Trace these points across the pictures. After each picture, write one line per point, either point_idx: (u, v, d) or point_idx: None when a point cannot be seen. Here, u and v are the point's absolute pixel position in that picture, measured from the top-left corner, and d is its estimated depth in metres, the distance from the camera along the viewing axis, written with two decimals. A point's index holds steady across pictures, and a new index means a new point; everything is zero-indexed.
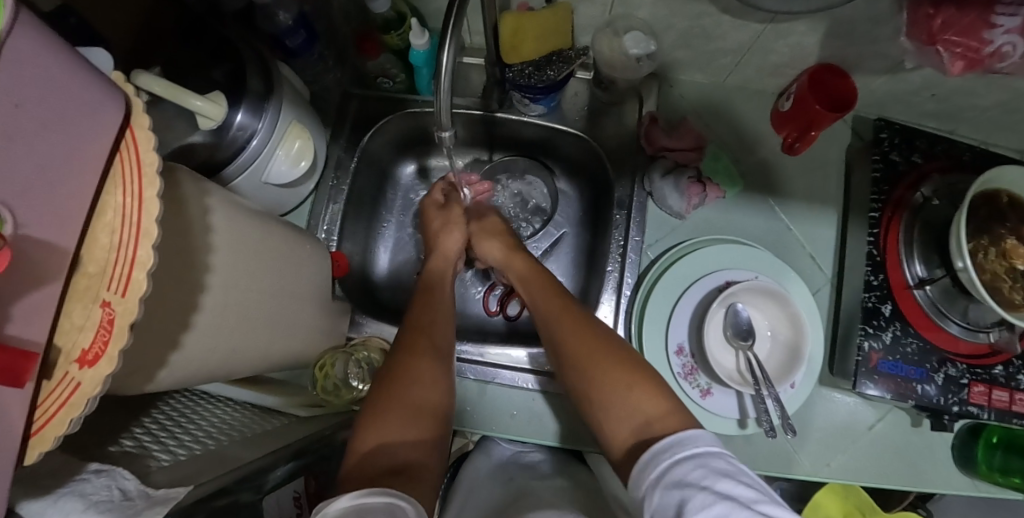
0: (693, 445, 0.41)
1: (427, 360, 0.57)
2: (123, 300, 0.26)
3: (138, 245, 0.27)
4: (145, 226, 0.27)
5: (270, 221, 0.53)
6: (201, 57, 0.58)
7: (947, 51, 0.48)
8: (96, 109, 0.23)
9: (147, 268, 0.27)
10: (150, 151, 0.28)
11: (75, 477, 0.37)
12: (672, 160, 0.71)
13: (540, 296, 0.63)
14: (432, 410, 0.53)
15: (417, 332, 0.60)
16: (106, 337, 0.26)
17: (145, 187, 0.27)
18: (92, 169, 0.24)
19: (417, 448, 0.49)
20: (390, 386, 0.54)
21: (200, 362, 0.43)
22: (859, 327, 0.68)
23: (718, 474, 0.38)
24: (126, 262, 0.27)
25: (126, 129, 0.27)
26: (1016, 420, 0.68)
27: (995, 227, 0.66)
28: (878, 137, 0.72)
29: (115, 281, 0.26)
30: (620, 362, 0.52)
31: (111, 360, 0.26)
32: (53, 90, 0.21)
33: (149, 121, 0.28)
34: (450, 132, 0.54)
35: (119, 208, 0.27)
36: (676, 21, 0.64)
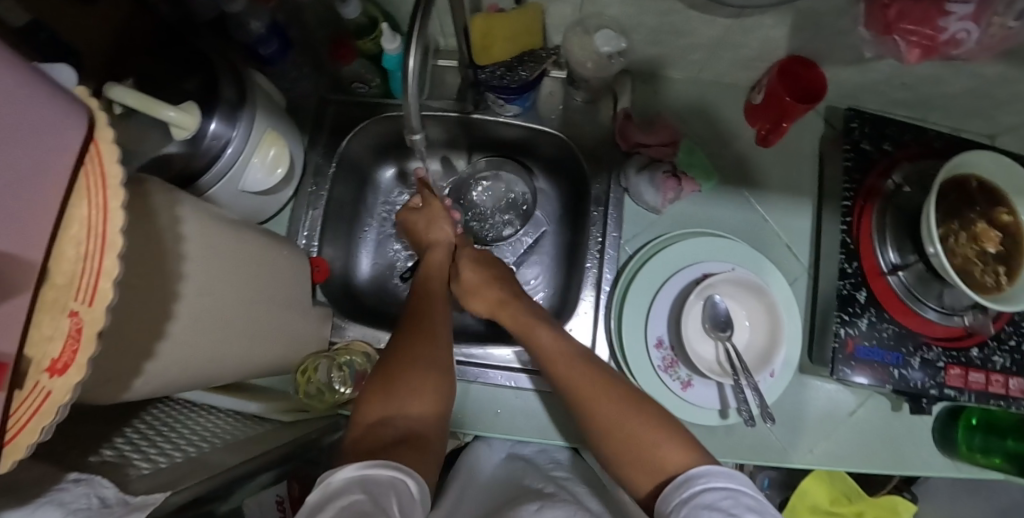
0: (726, 479, 0.42)
1: (430, 362, 0.56)
2: (90, 309, 0.26)
3: (104, 255, 0.26)
4: (111, 237, 0.26)
5: (245, 228, 0.54)
6: (174, 68, 0.59)
7: (903, 40, 0.49)
8: (52, 116, 0.23)
9: (114, 278, 0.26)
10: (114, 163, 0.27)
11: (54, 486, 0.37)
12: (648, 156, 0.72)
13: (543, 344, 0.61)
14: (435, 396, 0.54)
15: (419, 333, 0.60)
16: (74, 346, 0.25)
17: (110, 199, 0.26)
18: (50, 183, 0.23)
19: (421, 422, 0.51)
20: (391, 376, 0.54)
21: (176, 370, 0.44)
22: (835, 315, 0.69)
23: (747, 508, 0.39)
24: (92, 273, 0.26)
25: (90, 143, 0.26)
26: (993, 401, 0.68)
27: (966, 211, 0.67)
28: (849, 126, 0.73)
29: (82, 291, 0.26)
30: (636, 410, 0.52)
31: (80, 368, 0.25)
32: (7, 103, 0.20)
33: (114, 134, 0.27)
34: (421, 135, 0.55)
35: (84, 220, 0.26)
36: (644, 19, 0.65)
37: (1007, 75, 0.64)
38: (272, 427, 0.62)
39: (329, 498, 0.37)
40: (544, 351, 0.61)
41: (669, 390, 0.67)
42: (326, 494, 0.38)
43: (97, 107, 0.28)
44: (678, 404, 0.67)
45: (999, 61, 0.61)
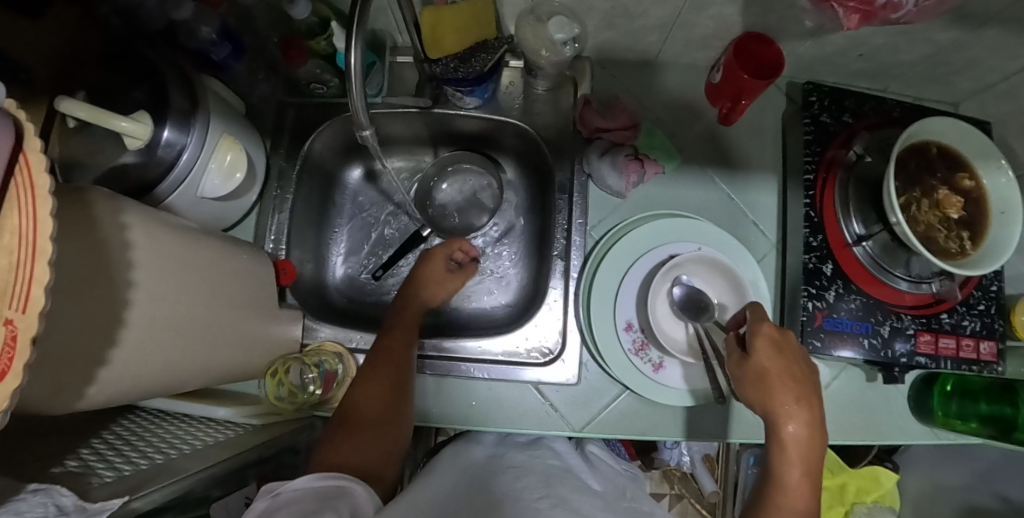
0: None
1: (377, 416, 0.58)
2: (24, 315, 0.25)
3: (35, 263, 0.25)
4: (43, 244, 0.26)
5: (200, 235, 0.54)
6: (123, 78, 0.59)
7: (842, 5, 0.49)
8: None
9: (46, 285, 0.25)
10: (42, 172, 0.27)
11: (13, 497, 0.37)
12: (609, 141, 0.73)
13: (791, 469, 0.49)
14: (389, 431, 0.58)
15: (367, 383, 0.61)
16: (10, 355, 0.24)
17: (38, 207, 0.26)
18: None
19: (373, 454, 0.55)
20: (347, 426, 0.57)
21: (131, 376, 0.44)
22: (803, 288, 0.69)
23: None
24: (24, 281, 0.25)
25: (18, 153, 0.26)
26: (966, 366, 0.68)
27: (927, 178, 0.67)
28: (808, 100, 0.73)
29: (13, 299, 0.25)
30: None
31: (16, 375, 0.24)
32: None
33: (43, 144, 0.27)
34: (370, 132, 0.55)
35: (15, 227, 0.25)
36: (595, 3, 0.65)
37: (961, 39, 0.64)
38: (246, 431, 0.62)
39: (282, 505, 0.40)
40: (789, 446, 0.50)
41: (641, 373, 0.68)
42: (277, 502, 0.40)
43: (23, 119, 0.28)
44: (649, 386, 0.67)
45: (950, 25, 0.62)
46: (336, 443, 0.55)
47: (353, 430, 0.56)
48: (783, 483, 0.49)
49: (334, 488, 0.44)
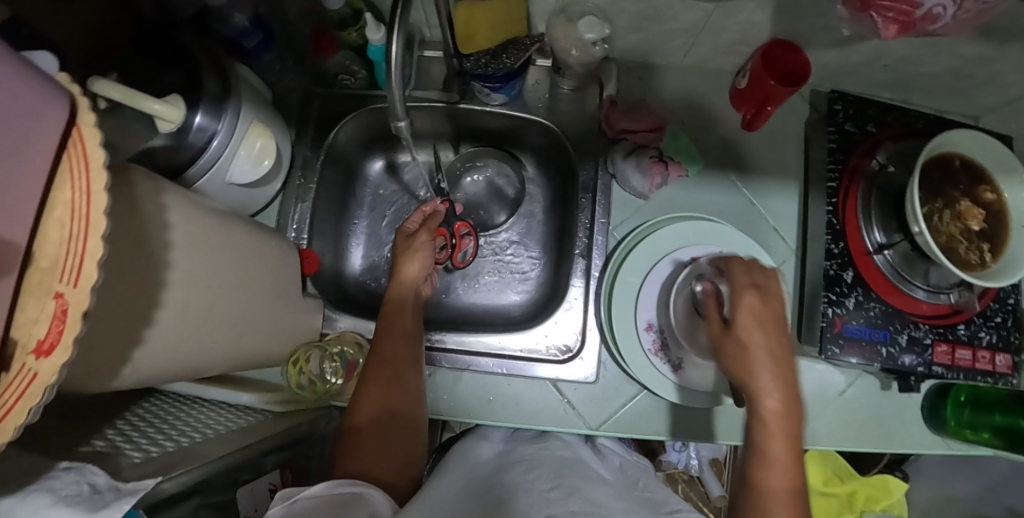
0: None
1: (384, 422, 0.57)
2: (76, 290, 0.29)
3: (88, 239, 0.30)
4: (94, 221, 0.30)
5: (232, 220, 0.54)
6: (156, 62, 0.59)
7: (881, 15, 0.50)
8: (39, 111, 0.28)
9: (96, 260, 0.30)
10: (97, 148, 0.31)
11: (46, 474, 0.38)
12: (634, 142, 0.73)
13: (771, 445, 0.47)
14: (400, 435, 0.57)
15: (369, 391, 0.59)
16: (61, 326, 0.29)
17: (92, 184, 0.31)
18: (33, 161, 0.28)
19: (390, 467, 0.53)
20: (352, 433, 0.55)
21: (165, 358, 0.44)
22: (823, 294, 0.69)
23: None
24: (74, 257, 0.30)
25: (74, 130, 0.31)
26: (981, 377, 0.69)
27: (949, 190, 0.67)
28: (832, 109, 0.74)
29: (67, 273, 0.29)
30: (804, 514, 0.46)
31: (66, 347, 0.29)
32: (5, 91, 0.26)
33: (96, 121, 0.32)
34: (405, 123, 0.55)
35: (68, 203, 0.30)
36: (627, 5, 0.66)
37: (987, 53, 0.64)
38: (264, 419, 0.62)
39: (300, 512, 0.38)
40: (765, 418, 0.47)
41: (660, 373, 0.68)
42: (294, 510, 0.38)
43: (78, 93, 0.32)
44: (668, 387, 0.68)
45: (977, 39, 0.62)
46: (345, 455, 0.53)
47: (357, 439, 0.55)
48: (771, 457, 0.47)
49: (350, 495, 0.42)
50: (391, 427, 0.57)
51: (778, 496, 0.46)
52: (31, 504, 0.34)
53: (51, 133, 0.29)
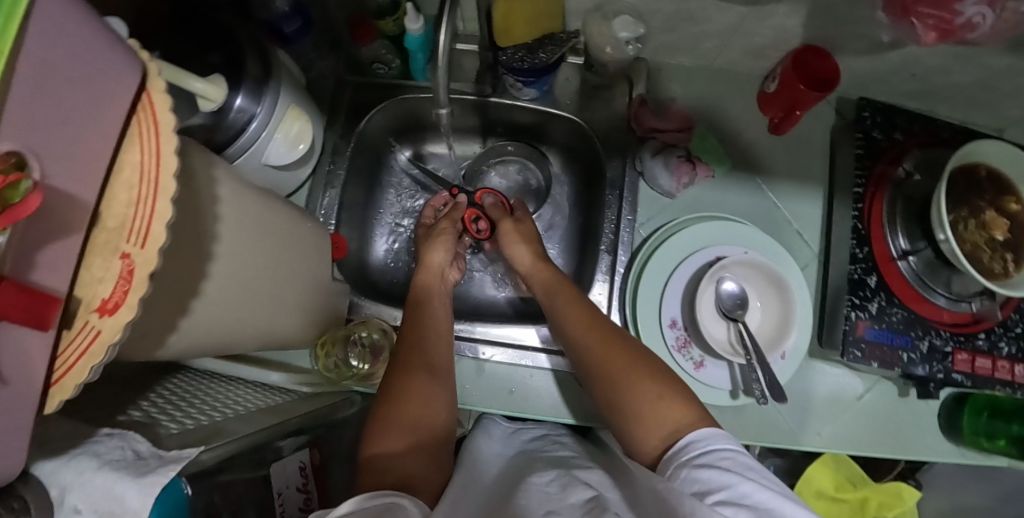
0: (710, 451, 0.45)
1: (421, 412, 0.56)
2: (142, 251, 0.29)
3: (157, 199, 0.30)
4: (164, 183, 0.30)
5: (272, 199, 0.55)
6: (198, 43, 0.60)
7: (920, 22, 0.51)
8: (112, 73, 0.29)
9: (164, 221, 0.30)
10: (166, 112, 0.31)
11: (89, 439, 0.38)
12: (662, 141, 0.74)
13: (583, 337, 0.61)
14: (433, 428, 0.56)
15: (408, 378, 0.59)
16: (126, 287, 0.29)
17: (161, 145, 0.31)
18: (102, 122, 0.28)
19: (421, 463, 0.52)
20: (389, 416, 0.55)
21: (206, 329, 0.44)
22: (846, 298, 0.70)
23: (744, 466, 0.43)
24: (145, 217, 0.29)
25: (144, 92, 0.31)
26: (999, 386, 0.69)
27: (975, 199, 0.68)
28: (860, 115, 0.75)
29: (134, 234, 0.29)
30: (651, 373, 0.55)
31: (130, 308, 0.29)
32: (81, 50, 0.26)
33: (164, 85, 0.32)
34: (447, 111, 0.58)
35: (137, 165, 0.30)
36: (662, 5, 0.66)
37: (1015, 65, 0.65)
38: (290, 400, 0.62)
39: None
40: (569, 321, 0.64)
41: (683, 370, 0.68)
42: None
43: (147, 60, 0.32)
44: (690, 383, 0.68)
45: (1005, 52, 0.62)
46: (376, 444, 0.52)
47: (394, 426, 0.54)
48: (585, 333, 0.61)
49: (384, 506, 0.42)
50: (427, 420, 0.56)
51: (613, 375, 0.57)
52: (76, 467, 0.35)
53: (121, 93, 0.29)
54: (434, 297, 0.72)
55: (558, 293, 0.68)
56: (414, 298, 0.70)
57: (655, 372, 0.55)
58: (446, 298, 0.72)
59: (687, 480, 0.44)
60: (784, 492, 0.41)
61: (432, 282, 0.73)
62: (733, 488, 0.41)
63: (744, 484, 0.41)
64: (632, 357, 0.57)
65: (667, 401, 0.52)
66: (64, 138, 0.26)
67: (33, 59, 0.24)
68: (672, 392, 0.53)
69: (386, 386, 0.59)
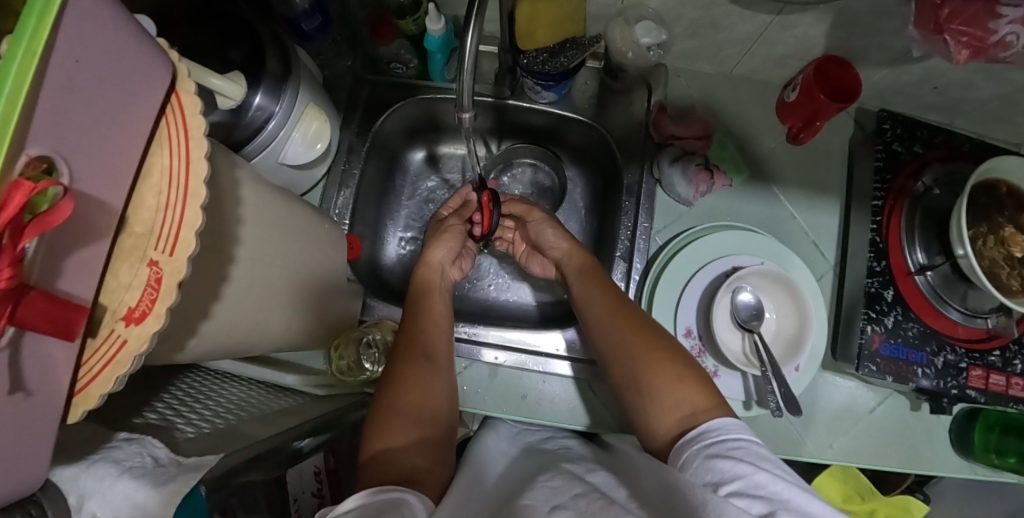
0: (724, 440, 0.45)
1: (422, 397, 0.57)
2: (171, 259, 0.28)
3: (186, 205, 0.29)
4: (193, 188, 0.29)
5: (292, 200, 0.54)
6: (218, 38, 0.59)
7: (954, 39, 0.53)
8: (145, 75, 0.27)
9: (194, 228, 0.29)
10: (196, 115, 0.30)
11: (106, 444, 0.37)
12: (681, 148, 0.74)
13: (607, 320, 0.62)
14: (436, 414, 0.57)
15: (410, 363, 0.59)
16: (153, 296, 0.28)
17: (190, 149, 0.29)
18: (133, 126, 0.26)
19: (425, 456, 0.51)
20: (391, 400, 0.56)
21: (226, 333, 0.43)
22: (862, 311, 0.70)
23: (758, 456, 0.42)
24: (174, 223, 0.28)
25: (173, 94, 0.29)
26: (1012, 403, 0.69)
27: (994, 215, 0.67)
28: (880, 128, 0.74)
29: (163, 241, 0.28)
30: (670, 355, 0.55)
31: (157, 317, 0.28)
32: (113, 51, 0.25)
33: (195, 87, 0.30)
34: (470, 114, 0.58)
35: (166, 169, 0.29)
36: (686, 11, 0.66)
37: None
38: (303, 402, 0.61)
39: None
40: (595, 304, 0.64)
41: None
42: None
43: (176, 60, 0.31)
44: None
45: None
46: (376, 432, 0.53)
47: (395, 411, 0.55)
48: (608, 317, 0.62)
49: (388, 500, 0.41)
50: (428, 404, 0.57)
51: (630, 354, 0.57)
52: (96, 473, 0.34)
53: (153, 95, 0.27)
54: (433, 291, 0.71)
55: (587, 276, 0.68)
56: (417, 293, 0.70)
57: (676, 355, 0.55)
58: (446, 295, 0.72)
59: (699, 470, 0.43)
60: (799, 483, 0.40)
61: (432, 277, 0.73)
62: (747, 478, 0.40)
63: (757, 474, 0.40)
64: (651, 338, 0.57)
65: (685, 383, 0.52)
66: (93, 143, 0.24)
67: (65, 59, 0.22)
68: (691, 375, 0.53)
69: (389, 371, 0.59)
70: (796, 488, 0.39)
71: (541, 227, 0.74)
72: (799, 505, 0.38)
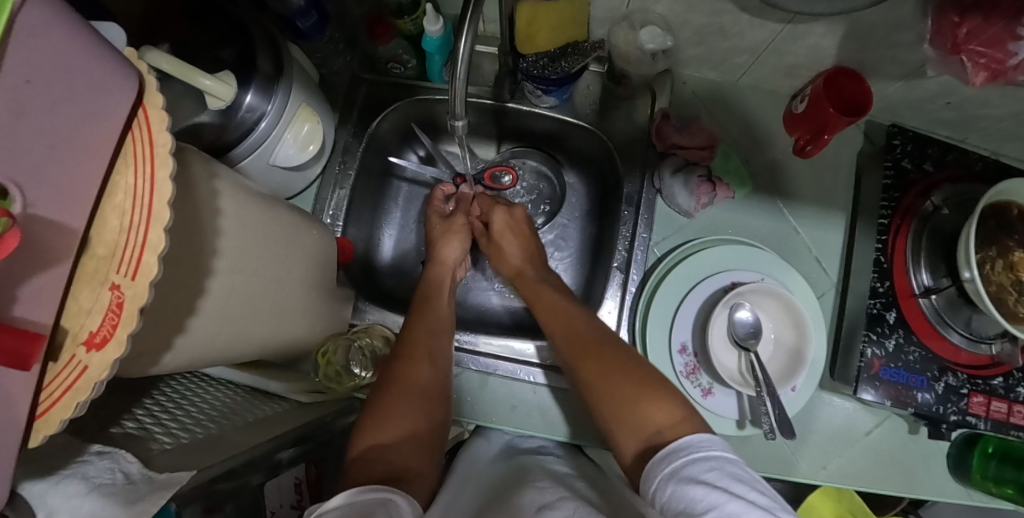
0: (694, 459, 0.41)
1: (420, 392, 0.55)
2: (133, 283, 0.27)
3: (149, 229, 0.28)
4: (158, 210, 0.28)
5: (277, 204, 0.53)
6: (209, 36, 0.57)
7: (972, 60, 0.53)
8: (107, 92, 0.26)
9: (157, 252, 0.28)
10: (163, 131, 0.29)
11: (77, 459, 0.36)
12: (684, 158, 0.72)
13: (559, 329, 0.61)
14: (436, 412, 0.55)
15: (412, 364, 0.58)
16: (115, 321, 0.27)
17: (157, 168, 0.28)
18: (92, 145, 0.26)
19: (413, 457, 0.49)
20: (395, 394, 0.55)
21: (204, 345, 0.42)
22: (862, 333, 0.68)
23: (733, 478, 0.38)
24: (136, 246, 0.27)
25: (139, 109, 0.28)
26: (1013, 431, 0.67)
27: (1003, 238, 0.65)
28: (890, 143, 0.72)
29: (125, 264, 0.27)
30: (631, 375, 0.52)
31: (118, 344, 0.27)
32: (65, 72, 0.24)
33: (163, 101, 0.29)
34: (464, 122, 0.56)
35: (130, 188, 0.28)
36: (693, 17, 0.64)
37: None
38: (287, 409, 0.61)
39: None
40: (551, 314, 0.64)
41: (690, 396, 0.67)
42: None
43: (145, 72, 0.30)
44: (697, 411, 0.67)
45: None
46: (371, 424, 0.51)
47: (396, 402, 0.54)
48: (569, 345, 0.59)
49: (376, 501, 0.38)
50: (432, 398, 0.56)
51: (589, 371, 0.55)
52: (64, 490, 0.32)
53: (116, 112, 0.27)
54: (444, 281, 0.72)
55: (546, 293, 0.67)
56: (422, 295, 0.68)
57: (641, 373, 0.52)
58: (453, 297, 0.71)
59: (669, 497, 0.39)
60: (776, 509, 0.36)
61: (444, 276, 0.73)
62: (721, 510, 0.35)
63: (732, 503, 0.35)
64: (609, 351, 0.55)
65: (651, 403, 0.49)
66: (46, 164, 0.24)
67: (14, 80, 0.21)
68: (652, 393, 0.49)
69: (387, 374, 0.58)
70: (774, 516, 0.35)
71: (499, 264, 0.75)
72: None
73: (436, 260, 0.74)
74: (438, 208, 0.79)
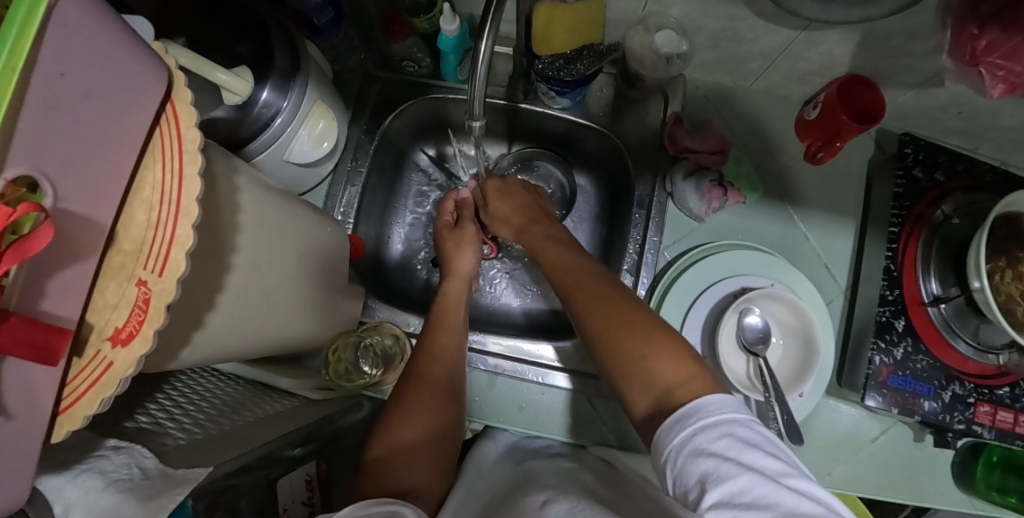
0: (705, 423, 0.40)
1: (436, 405, 0.56)
2: (159, 279, 0.27)
3: (177, 224, 0.28)
4: (185, 206, 0.28)
5: (293, 200, 0.53)
6: (227, 32, 0.57)
7: (990, 73, 0.53)
8: (139, 86, 0.26)
9: (184, 248, 0.27)
10: (191, 127, 0.29)
11: (93, 453, 0.36)
12: (695, 162, 0.72)
13: (566, 279, 0.62)
14: (449, 422, 0.56)
15: (430, 361, 0.60)
16: (141, 317, 0.27)
17: (184, 164, 0.28)
18: (122, 139, 0.26)
19: (426, 471, 0.49)
20: (415, 392, 0.57)
21: (219, 342, 0.42)
22: (871, 340, 0.68)
23: (743, 445, 0.37)
24: (164, 242, 0.27)
25: (168, 104, 0.28)
26: (1018, 441, 0.68)
27: (1013, 249, 0.64)
28: (902, 151, 0.72)
29: (152, 260, 0.27)
30: (639, 331, 0.51)
31: (144, 340, 0.27)
32: (98, 66, 0.24)
33: (191, 97, 0.29)
34: (480, 122, 0.56)
35: (158, 184, 0.28)
36: (709, 22, 0.64)
37: None
38: (296, 405, 0.60)
39: None
40: (559, 268, 0.64)
41: None
42: None
43: (174, 66, 0.30)
44: None
45: None
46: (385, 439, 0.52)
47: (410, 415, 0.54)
48: (572, 289, 0.60)
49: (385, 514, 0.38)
50: (450, 393, 0.58)
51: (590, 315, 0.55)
52: (82, 485, 0.32)
53: (145, 107, 0.27)
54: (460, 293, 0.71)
55: (552, 246, 0.67)
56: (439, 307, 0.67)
57: (641, 322, 0.52)
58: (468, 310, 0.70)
59: (681, 468, 0.39)
60: (788, 475, 0.35)
61: (457, 287, 0.71)
62: (732, 483, 0.35)
63: (745, 476, 0.35)
64: (613, 303, 0.55)
65: (657, 357, 0.48)
66: (79, 159, 0.24)
67: (49, 73, 0.21)
68: (659, 344, 0.49)
69: (402, 388, 0.58)
70: (786, 486, 0.34)
71: (497, 227, 0.76)
72: (791, 507, 0.33)
73: (450, 273, 0.73)
74: (446, 221, 0.79)
